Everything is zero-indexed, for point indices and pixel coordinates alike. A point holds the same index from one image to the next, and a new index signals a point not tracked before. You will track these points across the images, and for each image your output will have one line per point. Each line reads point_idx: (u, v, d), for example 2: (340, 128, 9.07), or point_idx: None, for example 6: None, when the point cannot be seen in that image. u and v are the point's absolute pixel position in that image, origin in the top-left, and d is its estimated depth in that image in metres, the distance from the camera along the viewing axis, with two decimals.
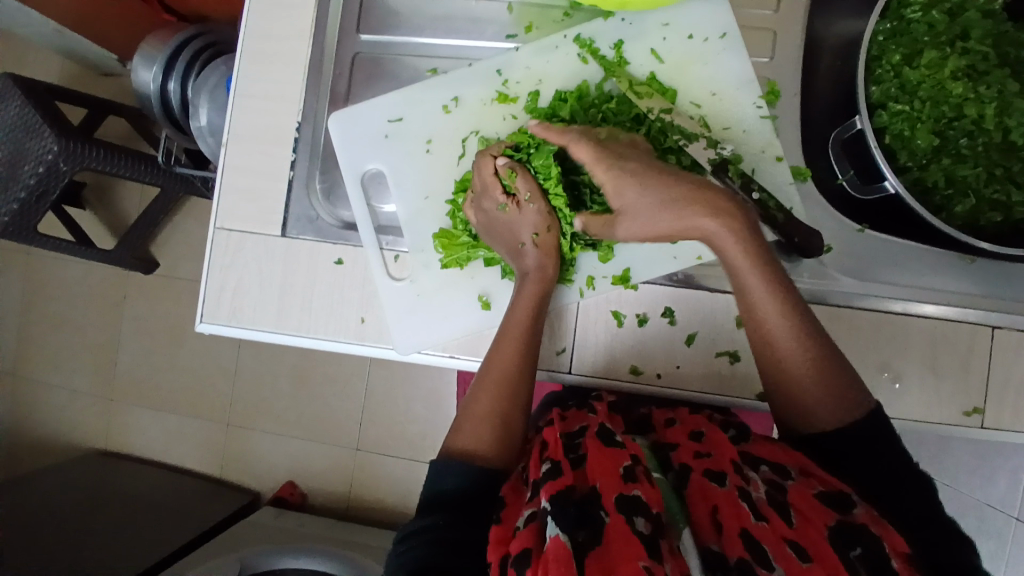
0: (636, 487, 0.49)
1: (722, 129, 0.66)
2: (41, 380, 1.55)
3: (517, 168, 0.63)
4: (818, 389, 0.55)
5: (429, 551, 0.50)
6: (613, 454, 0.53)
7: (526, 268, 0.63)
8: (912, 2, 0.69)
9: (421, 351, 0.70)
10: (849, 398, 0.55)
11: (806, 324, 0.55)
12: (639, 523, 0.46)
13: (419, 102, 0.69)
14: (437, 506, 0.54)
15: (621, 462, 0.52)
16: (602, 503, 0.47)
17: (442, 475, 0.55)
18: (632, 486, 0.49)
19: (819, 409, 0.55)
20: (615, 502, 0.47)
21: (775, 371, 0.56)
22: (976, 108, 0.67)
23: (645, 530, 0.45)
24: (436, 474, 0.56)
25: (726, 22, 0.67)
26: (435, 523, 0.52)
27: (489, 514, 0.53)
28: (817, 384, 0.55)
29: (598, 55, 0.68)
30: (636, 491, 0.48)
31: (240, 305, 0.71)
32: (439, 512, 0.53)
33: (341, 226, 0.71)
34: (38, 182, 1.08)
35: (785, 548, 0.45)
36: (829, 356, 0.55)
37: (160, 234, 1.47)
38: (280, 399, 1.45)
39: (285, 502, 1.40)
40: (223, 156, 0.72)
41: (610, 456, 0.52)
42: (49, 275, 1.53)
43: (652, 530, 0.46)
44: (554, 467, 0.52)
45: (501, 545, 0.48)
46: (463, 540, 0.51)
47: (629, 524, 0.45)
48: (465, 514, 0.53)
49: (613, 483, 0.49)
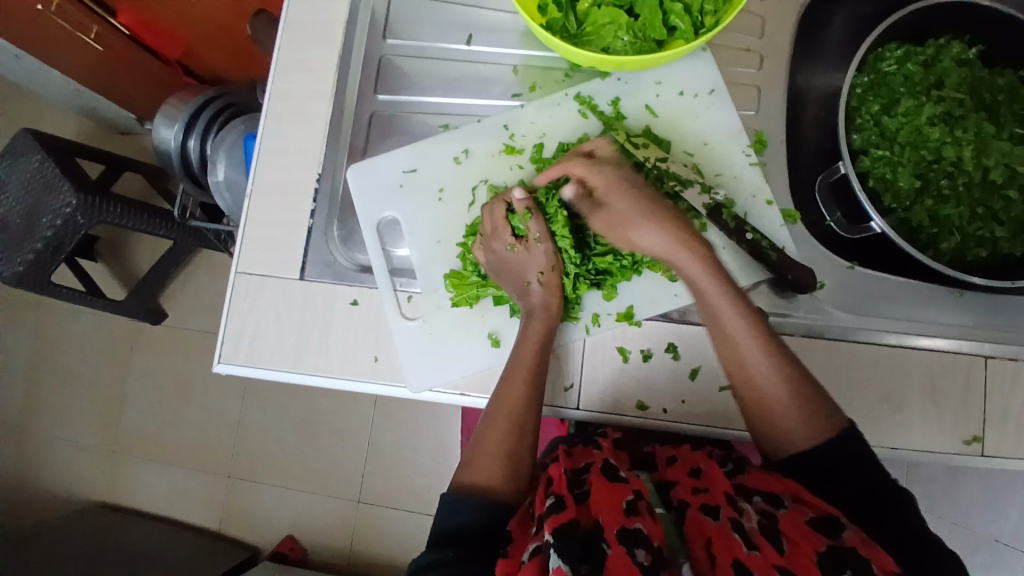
0: (638, 521, 0.50)
1: (714, 175, 0.71)
2: (44, 432, 1.55)
3: (532, 210, 0.67)
4: (786, 401, 0.57)
5: None
6: (616, 489, 0.55)
7: (532, 306, 0.66)
8: (887, 57, 0.75)
9: (433, 390, 0.72)
10: (813, 410, 0.57)
11: (770, 339, 0.59)
12: (640, 555, 0.47)
13: (431, 154, 0.75)
14: (448, 541, 0.54)
15: (625, 496, 0.54)
16: (603, 535, 0.48)
17: (456, 509, 0.56)
18: (634, 519, 0.50)
19: (789, 419, 0.57)
20: (617, 535, 0.48)
21: (745, 387, 0.59)
22: (954, 150, 0.72)
23: (645, 561, 0.47)
24: (448, 509, 0.57)
25: (714, 79, 0.73)
26: (449, 557, 0.52)
27: (495, 548, 0.54)
28: (783, 392, 0.57)
29: (597, 111, 0.74)
30: (638, 524, 0.50)
31: (258, 348, 0.73)
32: (450, 547, 0.54)
33: (358, 269, 0.75)
34: (54, 235, 1.12)
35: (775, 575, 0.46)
36: (795, 370, 0.58)
37: (171, 285, 1.51)
38: (284, 450, 1.45)
39: (285, 558, 1.37)
40: (246, 208, 0.76)
41: (614, 491, 0.54)
42: (59, 327, 1.56)
43: (651, 562, 0.47)
44: (558, 501, 0.53)
45: None
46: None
47: (630, 555, 0.47)
48: (479, 549, 0.54)
49: (615, 516, 0.51)
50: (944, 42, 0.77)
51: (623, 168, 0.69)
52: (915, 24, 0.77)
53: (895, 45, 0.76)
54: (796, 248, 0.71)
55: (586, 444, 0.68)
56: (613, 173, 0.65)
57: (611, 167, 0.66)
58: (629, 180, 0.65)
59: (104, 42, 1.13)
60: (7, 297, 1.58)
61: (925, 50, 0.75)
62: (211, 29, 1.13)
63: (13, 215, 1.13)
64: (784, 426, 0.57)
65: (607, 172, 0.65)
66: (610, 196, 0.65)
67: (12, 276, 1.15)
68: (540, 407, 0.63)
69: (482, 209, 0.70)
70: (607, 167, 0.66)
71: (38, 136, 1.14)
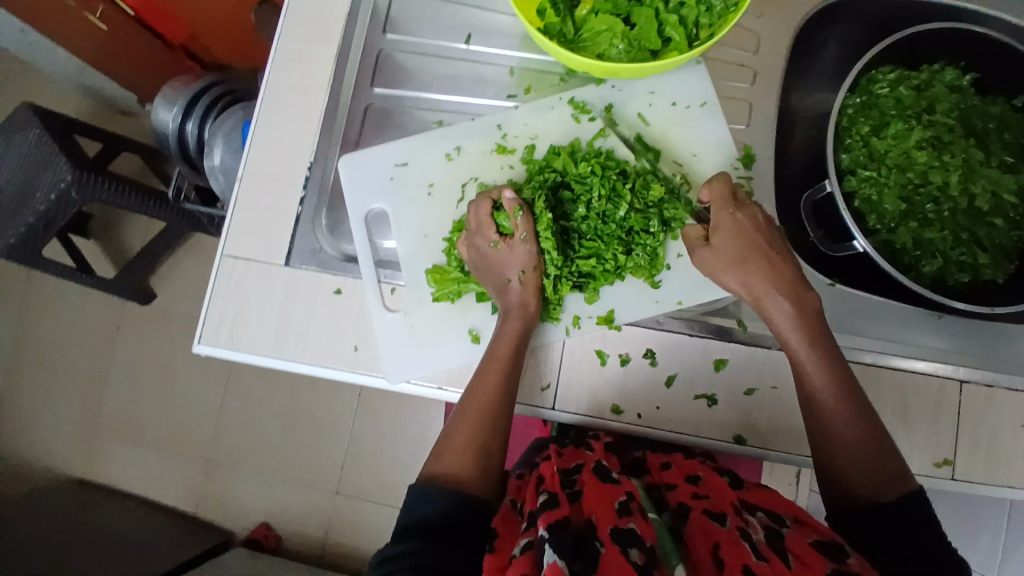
0: (631, 521, 0.51)
1: (701, 186, 0.72)
2: (23, 407, 1.53)
3: (521, 208, 0.67)
4: (857, 461, 0.58)
5: None
6: (608, 489, 0.55)
7: (510, 304, 0.67)
8: (880, 79, 0.77)
9: (411, 382, 0.72)
10: (886, 471, 0.57)
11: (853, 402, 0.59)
12: (634, 555, 0.47)
13: (423, 149, 0.75)
14: (416, 531, 0.54)
15: (616, 497, 0.54)
16: (597, 534, 0.49)
17: (423, 499, 0.56)
18: (627, 519, 0.51)
19: (859, 477, 0.58)
20: (610, 533, 0.49)
21: (819, 439, 0.60)
22: (941, 175, 0.72)
23: (640, 561, 0.47)
24: (416, 499, 0.57)
25: (706, 92, 0.74)
26: (418, 548, 0.53)
27: (467, 542, 0.54)
28: (854, 453, 0.58)
29: (590, 116, 0.74)
30: (631, 524, 0.50)
31: (240, 331, 0.73)
32: (418, 538, 0.54)
33: (343, 259, 0.76)
34: (47, 209, 1.12)
35: None
36: (874, 434, 0.58)
37: (162, 266, 1.51)
38: (264, 438, 1.44)
39: (258, 544, 1.38)
40: (236, 192, 0.76)
41: (607, 491, 0.54)
42: (45, 304, 1.55)
43: (646, 561, 0.47)
44: (551, 498, 0.53)
45: (497, 571, 0.48)
46: (445, 566, 0.52)
47: (624, 554, 0.47)
48: (451, 542, 0.54)
49: (608, 516, 0.51)
50: (938, 68, 0.77)
51: (611, 174, 0.68)
52: (908, 49, 0.78)
53: (888, 69, 0.77)
54: None
55: (576, 446, 0.68)
56: (731, 218, 0.64)
57: (731, 211, 0.64)
58: (744, 227, 0.64)
59: (107, 21, 1.15)
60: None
61: (917, 75, 0.76)
62: (215, 16, 1.14)
63: (7, 185, 1.14)
64: (850, 479, 0.58)
65: (724, 216, 0.64)
66: (718, 237, 0.64)
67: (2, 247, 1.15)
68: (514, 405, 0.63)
69: (467, 205, 0.70)
70: (726, 211, 0.64)
71: (37, 111, 1.13)
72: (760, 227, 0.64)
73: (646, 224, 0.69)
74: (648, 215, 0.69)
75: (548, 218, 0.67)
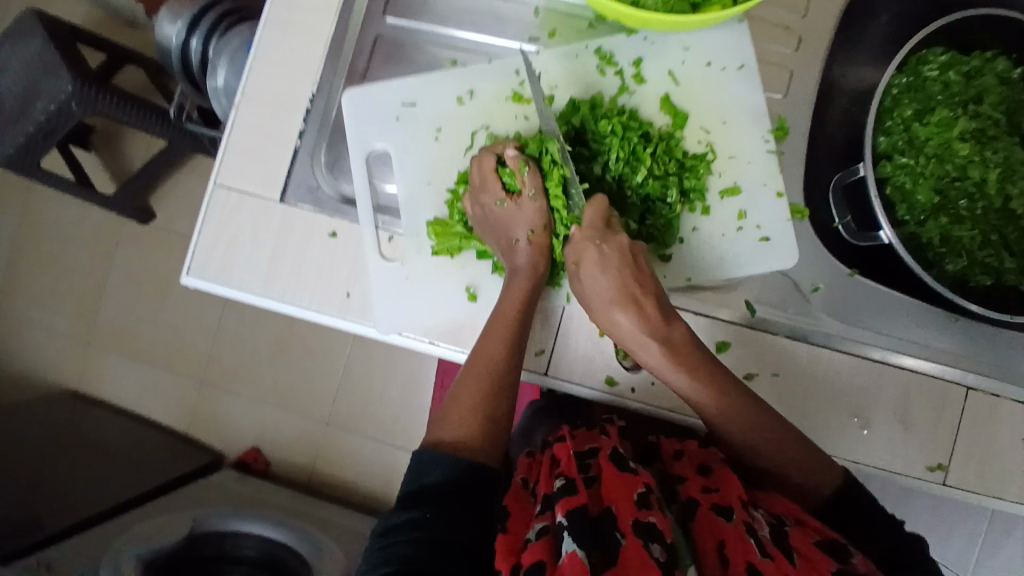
0: (651, 515, 0.49)
1: (727, 157, 0.67)
2: (21, 314, 1.53)
3: (528, 163, 0.63)
4: (788, 465, 0.59)
5: (415, 548, 0.49)
6: (626, 479, 0.53)
7: (517, 265, 0.63)
8: (931, 61, 0.71)
9: (401, 334, 0.69)
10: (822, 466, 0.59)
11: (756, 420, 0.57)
12: (656, 551, 0.46)
13: (433, 89, 0.70)
14: (419, 499, 0.53)
15: (635, 488, 0.52)
16: (618, 525, 0.48)
17: (424, 466, 0.55)
18: (647, 513, 0.49)
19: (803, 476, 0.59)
20: (631, 526, 0.48)
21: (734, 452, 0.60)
22: (980, 171, 0.68)
23: (661, 557, 0.46)
24: (418, 465, 0.55)
25: (744, 54, 0.68)
26: (422, 516, 0.51)
27: (471, 512, 0.53)
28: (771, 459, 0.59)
29: (615, 69, 0.68)
30: (652, 519, 0.49)
31: (231, 264, 0.70)
32: (422, 506, 0.52)
33: (340, 200, 0.72)
34: (48, 120, 1.07)
35: None
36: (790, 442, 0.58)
37: (162, 186, 1.47)
38: (258, 365, 1.45)
39: (248, 467, 1.40)
40: (232, 116, 0.72)
41: (626, 480, 0.53)
42: (43, 213, 1.53)
43: (667, 558, 0.46)
44: (569, 484, 0.52)
45: (511, 555, 0.49)
46: (450, 538, 0.50)
47: (646, 550, 0.46)
48: (454, 510, 0.52)
49: (628, 508, 0.50)
50: (990, 56, 0.72)
51: (632, 136, 0.64)
52: (968, 29, 0.72)
53: (940, 49, 0.71)
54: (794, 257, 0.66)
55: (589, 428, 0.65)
56: (597, 256, 0.56)
57: (595, 246, 0.57)
58: (610, 264, 0.56)
59: None
60: None
61: (970, 61, 0.71)
62: None
63: (9, 94, 1.09)
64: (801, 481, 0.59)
65: (589, 255, 0.57)
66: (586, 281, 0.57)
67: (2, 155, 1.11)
68: (518, 369, 0.61)
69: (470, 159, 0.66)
70: (592, 247, 0.57)
71: (41, 17, 1.08)
72: (633, 257, 0.57)
73: (664, 192, 0.64)
74: (667, 182, 0.63)
75: (559, 176, 0.63)
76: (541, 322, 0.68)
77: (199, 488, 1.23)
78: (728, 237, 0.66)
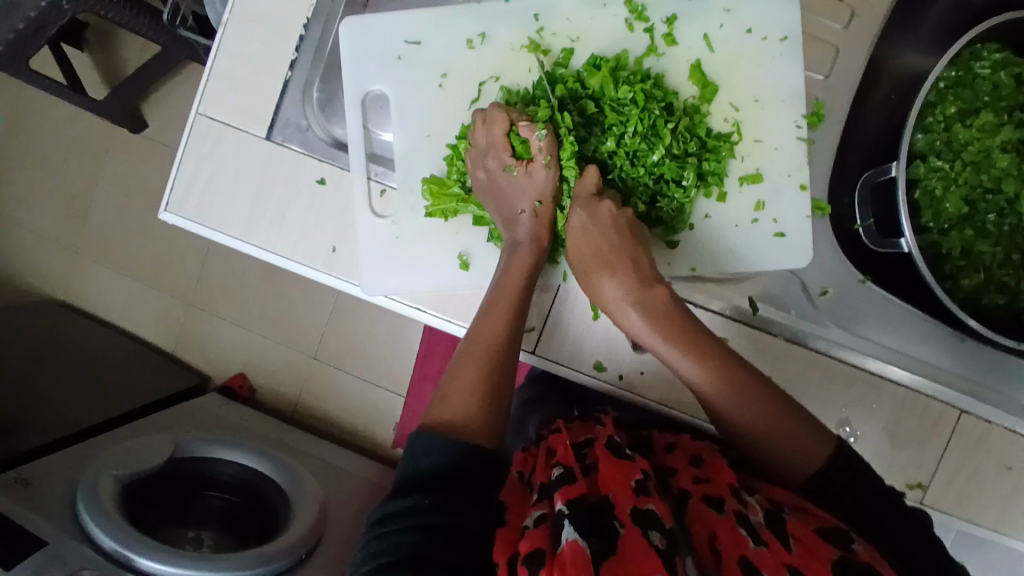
0: (649, 501, 0.49)
1: (753, 141, 0.61)
2: (6, 214, 1.49)
3: (542, 126, 0.58)
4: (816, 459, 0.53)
5: (416, 538, 0.46)
6: (624, 467, 0.53)
7: (517, 238, 0.59)
8: (984, 57, 0.65)
9: (388, 296, 0.66)
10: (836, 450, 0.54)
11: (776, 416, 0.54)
12: (655, 538, 0.46)
13: (442, 28, 0.63)
14: (418, 485, 0.49)
15: (633, 475, 0.52)
16: (615, 514, 0.48)
17: (426, 451, 0.51)
18: (646, 499, 0.49)
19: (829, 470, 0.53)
20: (630, 513, 0.48)
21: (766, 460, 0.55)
22: (1015, 185, 0.65)
23: (660, 545, 0.45)
24: (416, 450, 0.52)
25: (791, 25, 0.61)
26: (421, 505, 0.48)
27: (477, 499, 0.50)
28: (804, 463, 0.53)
29: (646, 25, 0.61)
30: (649, 505, 0.49)
31: (210, 202, 0.66)
32: (421, 492, 0.49)
33: (331, 143, 0.66)
34: (39, 16, 0.96)
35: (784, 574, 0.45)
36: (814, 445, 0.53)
37: (154, 94, 1.37)
38: (247, 292, 1.42)
39: (233, 392, 1.39)
40: (219, 38, 0.66)
41: (623, 469, 0.53)
42: (29, 110, 1.45)
43: (667, 545, 0.46)
44: (567, 473, 0.53)
45: (510, 545, 0.48)
46: (455, 527, 0.47)
47: (645, 537, 0.45)
48: (456, 497, 0.49)
49: (626, 496, 0.49)
50: None
51: (653, 107, 0.58)
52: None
53: (996, 46, 0.66)
54: (806, 258, 0.62)
55: (584, 420, 0.66)
56: (585, 215, 0.56)
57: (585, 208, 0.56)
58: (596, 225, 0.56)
59: None
60: None
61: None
62: None
63: None
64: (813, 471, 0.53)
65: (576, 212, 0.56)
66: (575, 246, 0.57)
67: None
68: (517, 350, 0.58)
69: (475, 115, 0.60)
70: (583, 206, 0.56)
71: None
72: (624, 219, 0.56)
73: (679, 174, 0.58)
74: (684, 164, 0.58)
75: (573, 143, 0.58)
76: (542, 296, 0.65)
77: (181, 410, 1.23)
78: (741, 229, 0.62)
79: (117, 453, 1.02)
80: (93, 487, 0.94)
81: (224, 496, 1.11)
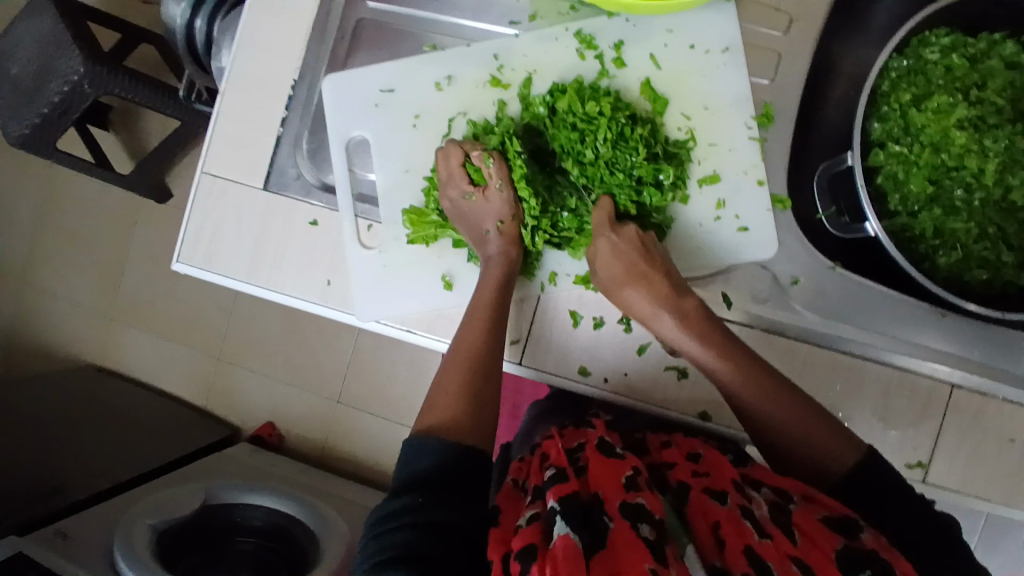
0: (639, 496, 0.51)
1: (708, 145, 0.65)
2: (49, 290, 1.60)
3: (492, 154, 0.64)
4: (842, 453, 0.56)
5: (412, 535, 0.49)
6: (614, 464, 0.55)
7: (489, 255, 0.64)
8: (934, 42, 0.68)
9: (379, 321, 0.70)
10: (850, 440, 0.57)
11: (799, 409, 0.57)
12: (644, 530, 0.47)
13: (412, 76, 0.69)
14: (413, 487, 0.52)
15: (623, 472, 0.54)
16: (605, 509, 0.50)
17: (416, 456, 0.54)
18: (635, 494, 0.51)
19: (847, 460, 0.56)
20: (618, 509, 0.49)
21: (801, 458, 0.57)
22: (977, 161, 0.65)
23: (650, 536, 0.47)
24: (410, 455, 0.55)
25: (732, 36, 0.65)
26: (416, 504, 0.51)
27: (470, 497, 0.52)
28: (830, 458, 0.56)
29: (596, 52, 0.66)
30: (639, 499, 0.50)
31: (217, 252, 0.72)
32: (416, 492, 0.52)
33: (320, 186, 0.72)
34: (61, 100, 1.08)
35: (788, 564, 0.46)
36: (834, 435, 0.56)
37: (177, 165, 1.48)
38: (271, 342, 1.49)
39: (263, 441, 1.44)
40: (218, 104, 0.73)
41: (613, 466, 0.55)
42: (67, 192, 1.58)
43: (656, 537, 0.47)
44: (559, 473, 0.55)
45: (502, 543, 0.49)
46: (450, 522, 0.50)
47: (634, 530, 0.47)
48: (450, 495, 0.51)
49: (616, 492, 0.51)
50: (998, 38, 0.68)
51: (620, 116, 0.62)
52: (969, 14, 0.70)
53: (944, 31, 0.68)
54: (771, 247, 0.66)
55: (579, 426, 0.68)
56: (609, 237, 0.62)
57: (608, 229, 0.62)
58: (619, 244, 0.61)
59: None
60: (23, 154, 1.60)
61: (974, 44, 0.68)
62: None
63: (26, 71, 1.11)
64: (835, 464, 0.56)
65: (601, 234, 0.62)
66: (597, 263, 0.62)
67: (18, 137, 1.13)
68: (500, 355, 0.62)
69: (436, 152, 0.66)
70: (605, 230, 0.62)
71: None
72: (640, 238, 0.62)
73: (655, 175, 0.63)
74: (649, 170, 0.62)
75: (521, 167, 0.64)
76: (526, 309, 0.68)
77: (212, 460, 1.28)
78: (706, 227, 0.66)
79: (151, 503, 1.07)
80: (127, 533, 1.00)
81: (255, 540, 1.13)
